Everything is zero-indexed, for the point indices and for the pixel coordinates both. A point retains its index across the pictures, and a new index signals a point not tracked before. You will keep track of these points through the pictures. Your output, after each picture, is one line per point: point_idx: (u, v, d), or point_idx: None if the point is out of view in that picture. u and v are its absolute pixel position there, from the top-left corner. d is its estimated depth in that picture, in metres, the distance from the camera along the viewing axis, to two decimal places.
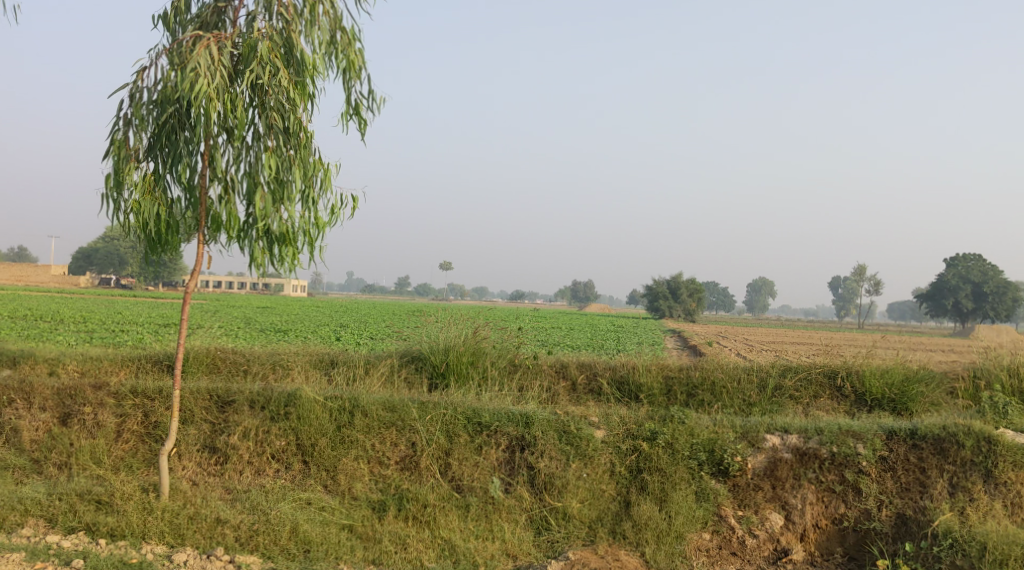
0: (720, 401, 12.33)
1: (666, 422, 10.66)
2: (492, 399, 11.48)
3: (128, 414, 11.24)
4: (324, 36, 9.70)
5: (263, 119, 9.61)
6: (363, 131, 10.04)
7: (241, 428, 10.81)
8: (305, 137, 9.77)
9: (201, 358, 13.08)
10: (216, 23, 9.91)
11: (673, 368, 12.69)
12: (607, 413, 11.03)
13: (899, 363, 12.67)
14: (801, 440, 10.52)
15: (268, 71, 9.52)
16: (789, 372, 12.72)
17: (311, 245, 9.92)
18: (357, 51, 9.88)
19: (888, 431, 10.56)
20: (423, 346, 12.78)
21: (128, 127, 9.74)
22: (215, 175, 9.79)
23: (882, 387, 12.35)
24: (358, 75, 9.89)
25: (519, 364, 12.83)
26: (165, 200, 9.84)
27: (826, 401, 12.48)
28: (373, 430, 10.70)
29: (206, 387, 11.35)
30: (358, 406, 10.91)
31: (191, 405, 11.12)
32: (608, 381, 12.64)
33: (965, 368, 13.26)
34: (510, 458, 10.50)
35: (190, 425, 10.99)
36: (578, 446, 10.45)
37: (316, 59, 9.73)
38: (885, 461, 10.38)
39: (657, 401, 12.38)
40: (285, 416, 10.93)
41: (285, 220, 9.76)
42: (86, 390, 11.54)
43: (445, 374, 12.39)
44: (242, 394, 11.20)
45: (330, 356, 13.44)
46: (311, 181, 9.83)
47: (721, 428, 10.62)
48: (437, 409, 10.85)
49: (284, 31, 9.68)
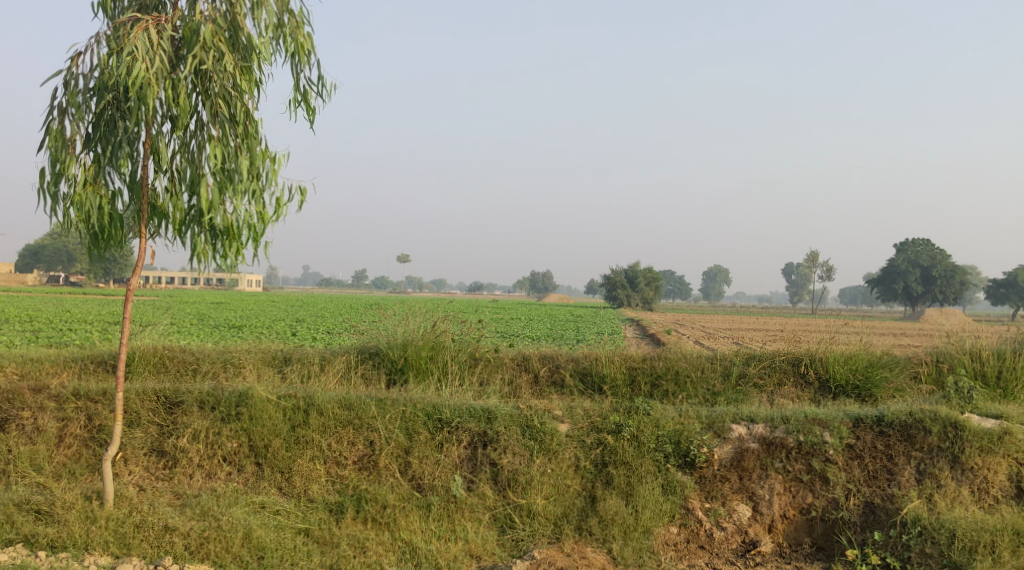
0: (684, 391, 12.08)
1: (631, 414, 10.41)
2: (452, 394, 11.15)
3: (70, 418, 10.76)
4: (270, 19, 9.25)
5: (208, 106, 9.15)
6: (312, 119, 9.63)
7: (191, 430, 10.38)
8: (251, 125, 9.33)
9: (149, 358, 12.55)
10: (157, 5, 9.42)
11: (637, 359, 12.43)
12: (570, 406, 10.75)
13: (863, 349, 12.56)
14: (768, 430, 10.33)
15: (212, 56, 9.06)
16: (753, 360, 12.56)
17: (259, 238, 9.51)
18: (306, 35, 9.46)
19: (855, 419, 10.42)
20: (380, 341, 12.40)
21: (64, 116, 9.24)
22: (157, 166, 9.33)
23: (846, 374, 12.21)
24: (307, 60, 9.48)
25: (480, 357, 12.45)
26: (104, 193, 9.34)
27: (790, 389, 12.33)
28: (329, 430, 10.31)
29: (153, 388, 10.88)
30: (314, 405, 10.51)
31: (137, 407, 10.65)
32: (571, 373, 12.35)
33: (927, 352, 13.21)
34: (472, 454, 10.18)
35: (137, 428, 10.53)
36: (542, 440, 10.15)
37: (263, 44, 9.29)
38: (852, 449, 10.23)
39: (621, 392, 12.07)
40: (236, 416, 10.51)
41: (231, 213, 9.34)
42: (25, 394, 11.01)
43: (403, 370, 12.02)
44: (191, 395, 10.76)
45: (284, 353, 13.00)
46: (258, 172, 9.40)
47: (687, 419, 10.39)
48: (396, 406, 10.50)
49: (229, 13, 9.21)
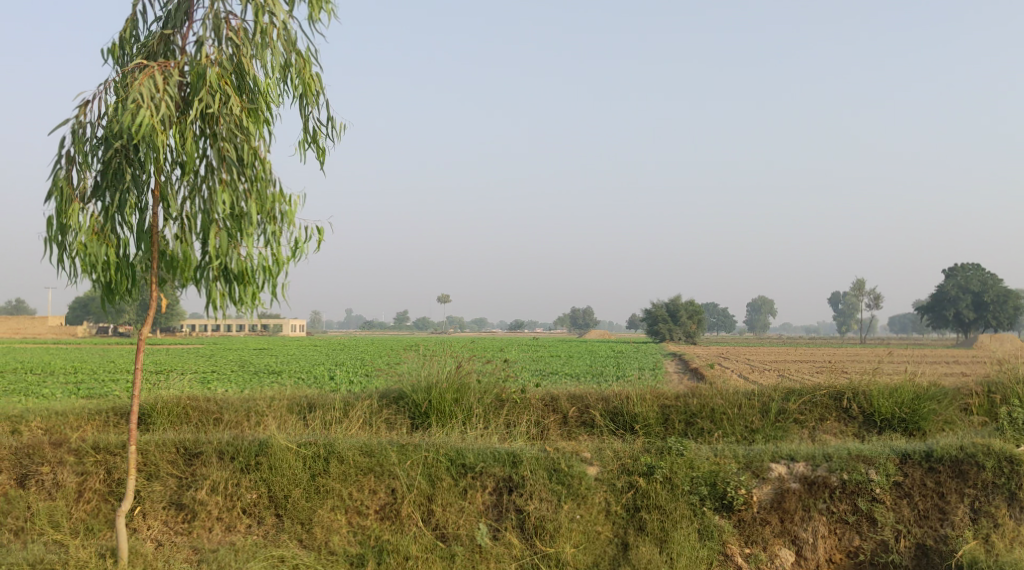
0: (721, 429, 11.55)
1: (663, 454, 9.94)
2: (477, 438, 10.76)
3: (89, 471, 10.53)
4: (277, 59, 9.07)
5: (215, 149, 8.96)
6: (323, 159, 9.40)
7: (209, 482, 10.08)
8: (260, 167, 9.10)
9: (171, 408, 12.32)
10: (165, 51, 9.28)
11: (670, 397, 11.94)
12: (599, 447, 10.31)
13: (908, 380, 11.98)
14: (809, 468, 9.78)
15: (218, 99, 8.89)
16: (793, 395, 12.04)
17: (273, 282, 9.22)
18: (314, 75, 9.26)
19: (902, 454, 9.84)
20: (404, 384, 12.07)
21: (71, 165, 9.11)
22: (167, 212, 9.11)
23: (892, 407, 11.63)
24: (315, 100, 9.27)
25: (506, 399, 12.06)
26: (113, 242, 9.15)
27: (833, 423, 11.75)
28: (350, 478, 9.98)
29: (173, 439, 10.63)
30: (334, 452, 10.17)
31: (156, 459, 10.39)
32: (601, 412, 11.90)
33: (977, 381, 12.59)
34: (498, 501, 9.79)
35: (156, 481, 10.23)
36: (570, 485, 9.72)
37: (270, 85, 9.11)
38: (901, 488, 9.67)
39: (653, 432, 11.61)
40: (256, 466, 10.21)
41: (244, 257, 9.06)
42: (44, 448, 10.81)
43: (427, 414, 11.68)
44: (210, 445, 10.48)
45: (307, 398, 12.69)
46: (270, 214, 9.14)
47: (723, 458, 9.88)
48: (418, 451, 10.14)
49: (235, 56, 9.05)
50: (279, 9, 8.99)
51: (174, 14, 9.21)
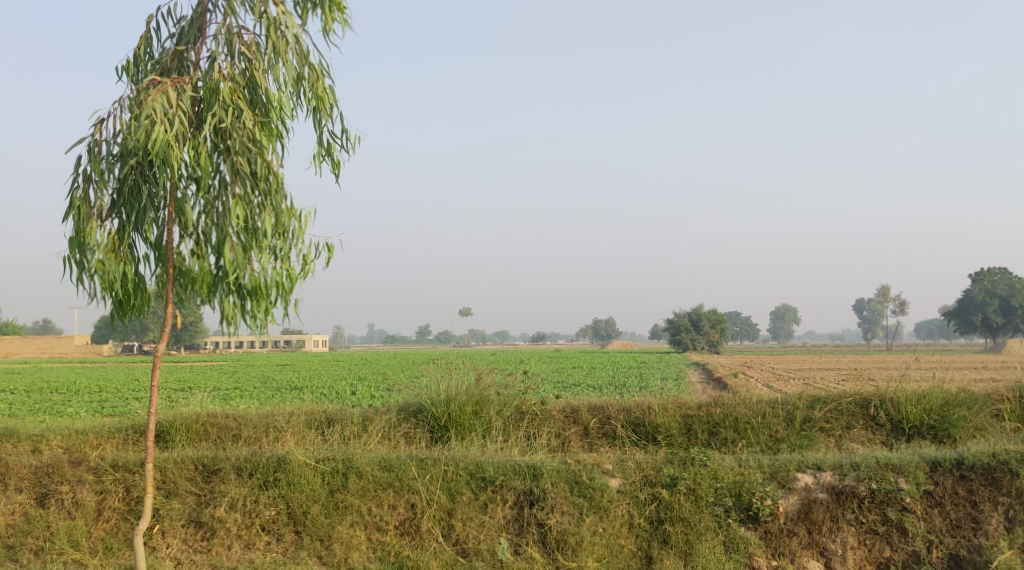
0: (745, 439, 11.34)
1: (687, 465, 9.77)
2: (497, 451, 10.63)
3: (109, 490, 10.47)
4: (290, 73, 8.99)
5: (228, 164, 8.89)
6: (338, 171, 9.33)
7: (228, 499, 9.98)
8: (273, 181, 9.02)
9: (190, 425, 12.25)
10: (179, 67, 9.15)
11: (693, 406, 11.74)
12: (621, 459, 10.15)
13: (937, 387, 11.73)
14: (837, 478, 9.58)
15: (231, 113, 8.83)
16: (818, 403, 11.81)
17: (287, 297, 9.14)
18: (326, 88, 9.19)
19: (932, 463, 9.62)
20: (423, 397, 11.95)
21: (89, 184, 9.09)
22: (182, 229, 9.04)
23: (920, 414, 11.40)
24: (329, 113, 9.19)
25: (526, 412, 11.90)
26: (130, 259, 9.09)
27: (860, 432, 11.52)
28: (369, 493, 9.86)
29: (191, 456, 10.56)
30: (353, 468, 10.09)
31: (175, 476, 10.30)
32: (623, 423, 11.72)
33: (1007, 387, 12.33)
34: (519, 515, 9.63)
35: (174, 499, 10.13)
36: (592, 498, 9.56)
37: (283, 98, 9.04)
38: (931, 497, 9.46)
39: (676, 443, 11.42)
40: (274, 482, 10.12)
41: (258, 272, 8.98)
42: (64, 468, 10.76)
43: (446, 427, 11.57)
44: (228, 462, 10.39)
45: (325, 413, 12.58)
46: (284, 229, 9.07)
47: (748, 468, 9.69)
48: (437, 465, 10.02)
49: (247, 71, 9.00)
50: (291, 22, 8.93)
51: (188, 30, 9.12)
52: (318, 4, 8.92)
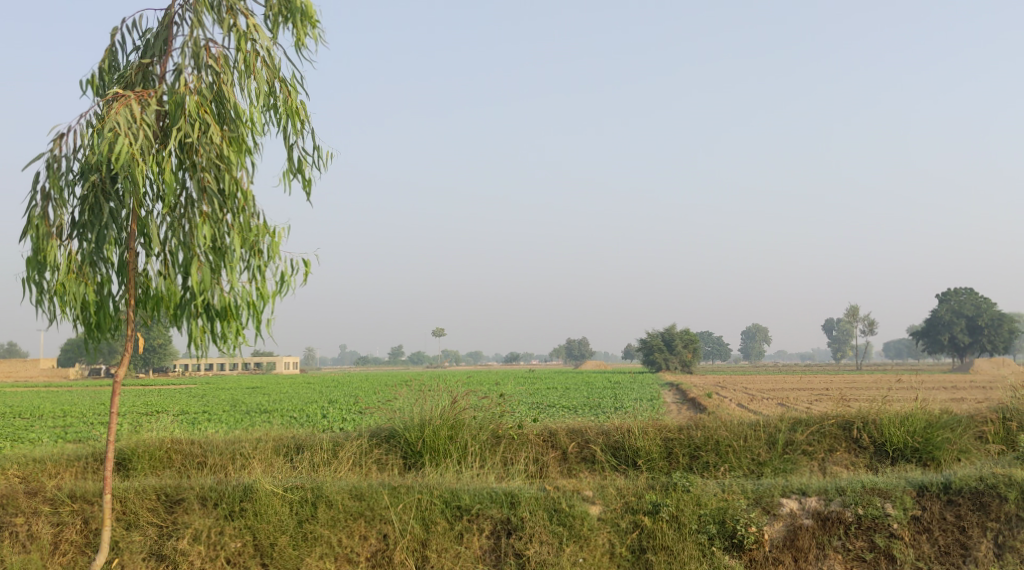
0: (727, 463, 11.05)
1: (669, 491, 9.50)
2: (473, 478, 10.27)
3: (66, 522, 10.01)
4: (261, 88, 8.54)
5: (194, 181, 8.40)
6: (310, 189, 9.00)
7: (191, 530, 9.53)
8: (243, 199, 8.53)
9: (153, 452, 11.80)
10: (144, 81, 8.66)
11: (673, 429, 11.42)
12: (601, 485, 9.84)
13: (920, 408, 11.53)
14: (822, 503, 9.34)
15: (198, 128, 8.32)
16: (800, 426, 11.57)
17: (259, 317, 8.72)
18: (299, 103, 8.81)
19: (918, 487, 9.40)
20: (396, 422, 11.58)
21: (47, 202, 8.70)
22: (147, 248, 8.58)
23: (904, 436, 11.18)
24: (300, 130, 8.83)
25: (503, 436, 11.56)
26: (92, 280, 8.56)
27: (843, 455, 11.29)
28: (339, 524, 9.46)
29: (153, 485, 10.11)
30: (322, 497, 9.69)
31: (136, 507, 9.85)
32: (602, 447, 11.41)
33: (991, 408, 12.16)
34: (496, 545, 9.29)
35: (135, 530, 9.68)
36: (572, 526, 9.23)
37: (253, 113, 8.56)
38: (919, 522, 9.22)
39: (657, 467, 11.11)
40: (241, 513, 9.70)
41: (228, 292, 8.53)
42: (18, 498, 10.27)
43: (420, 453, 11.20)
44: (192, 491, 9.96)
45: (294, 439, 12.16)
46: (255, 247, 8.60)
47: (731, 494, 9.40)
48: (411, 494, 9.65)
49: (215, 84, 8.48)
50: (262, 36, 8.51)
51: (154, 43, 8.62)
52: (290, 17, 8.58)
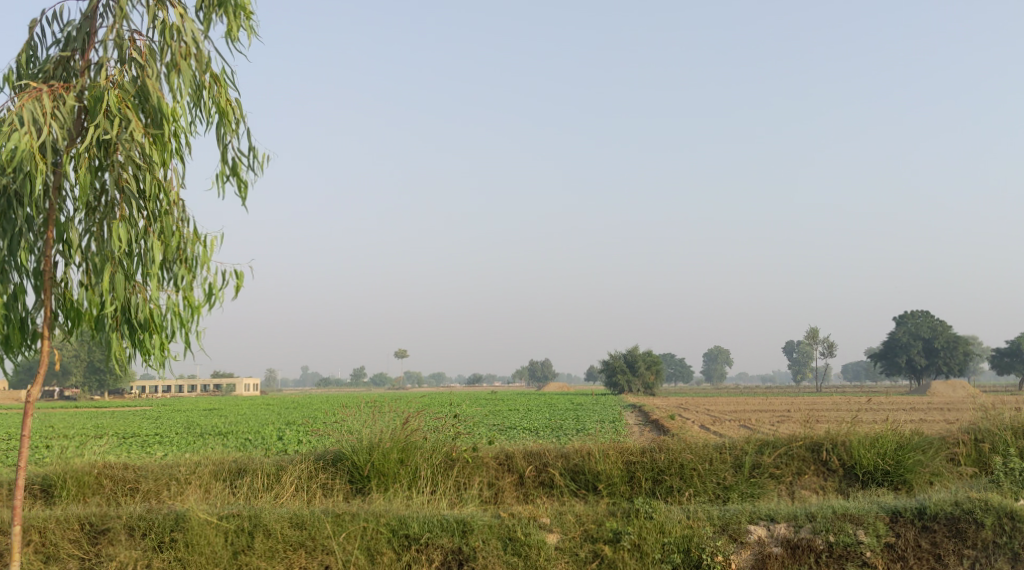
0: (691, 487, 10.50)
1: (631, 518, 8.98)
2: (423, 504, 9.65)
3: None
4: (189, 83, 7.92)
5: (115, 182, 7.74)
6: (245, 193, 8.38)
7: (116, 563, 8.80)
8: (166, 202, 7.89)
9: (81, 477, 11.02)
10: (65, 76, 8.02)
11: (635, 452, 10.88)
12: (559, 512, 9.28)
13: (890, 430, 11.08)
14: (791, 530, 8.83)
15: (117, 125, 7.65)
16: (767, 447, 11.09)
17: (186, 330, 8.07)
18: (231, 100, 8.21)
19: (892, 513, 8.93)
20: (343, 444, 10.93)
21: None
22: (66, 256, 7.90)
23: (874, 458, 10.71)
24: (233, 128, 8.22)
25: (456, 459, 10.94)
26: (4, 290, 7.80)
27: (812, 479, 10.84)
28: (277, 555, 8.77)
29: (79, 514, 9.39)
30: (260, 526, 9.02)
31: (58, 538, 9.11)
32: (561, 471, 10.84)
33: (962, 429, 11.77)
34: None
35: (56, 564, 8.93)
36: (528, 556, 8.65)
37: (180, 110, 7.91)
38: (893, 550, 8.73)
39: (618, 492, 10.54)
40: (171, 544, 9.00)
41: (151, 303, 7.86)
42: None
43: (368, 477, 10.56)
44: (119, 520, 9.24)
45: (236, 463, 11.44)
46: (180, 254, 7.95)
47: (696, 521, 8.88)
48: (356, 522, 9.02)
49: (139, 78, 7.85)
50: (191, 27, 7.91)
51: (74, 35, 7.98)
52: (223, 7, 8.00)
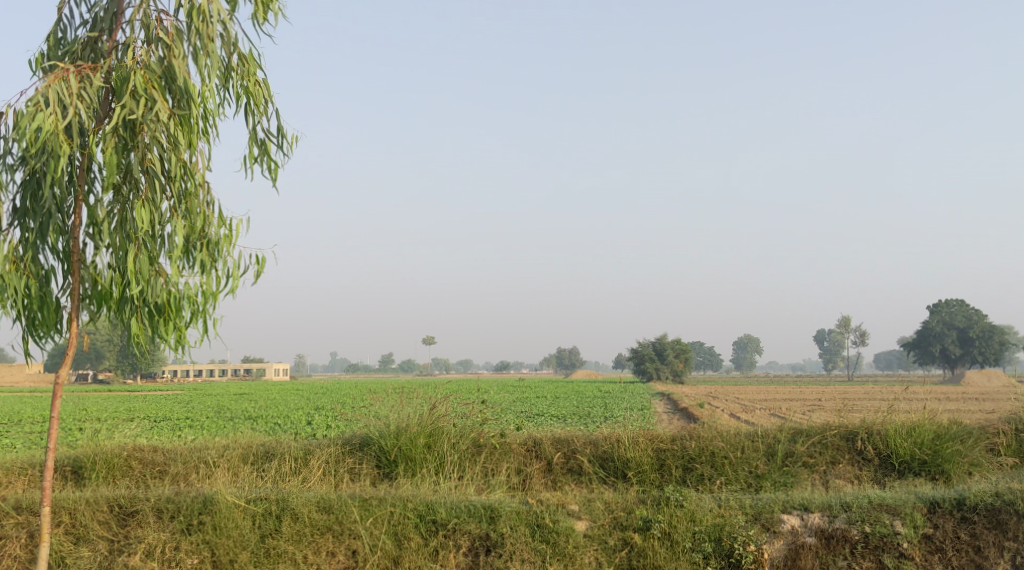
0: (723, 476, 10.35)
1: (661, 506, 8.84)
2: (451, 490, 9.58)
3: (8, 536, 9.23)
4: (216, 64, 7.85)
5: (140, 163, 7.67)
6: (274, 175, 8.30)
7: (144, 545, 8.79)
8: (190, 184, 7.82)
9: (111, 460, 11.05)
10: (93, 57, 7.96)
11: (665, 440, 10.74)
12: (588, 499, 9.16)
13: (927, 419, 10.86)
14: (826, 520, 8.66)
15: (143, 105, 7.58)
16: (801, 436, 10.90)
17: (206, 315, 8.02)
18: (260, 81, 8.12)
19: (930, 504, 8.73)
20: (370, 429, 10.88)
21: None
22: (93, 238, 7.85)
23: (911, 448, 10.50)
24: (262, 110, 8.15)
25: (484, 445, 10.86)
26: (32, 272, 7.75)
27: (846, 468, 10.63)
28: (305, 539, 8.73)
29: (108, 496, 9.39)
30: (287, 510, 8.97)
31: (87, 520, 9.12)
32: (589, 458, 10.72)
33: (1002, 419, 11.52)
34: (473, 563, 8.58)
35: (84, 545, 8.94)
36: (556, 543, 8.55)
37: (207, 91, 7.83)
38: (931, 541, 8.54)
39: (648, 480, 10.41)
40: (199, 527, 8.98)
41: (173, 287, 7.81)
42: None
43: (395, 462, 10.50)
44: (148, 502, 9.23)
45: (264, 447, 11.43)
46: (208, 238, 7.92)
47: (728, 510, 8.73)
48: (383, 506, 8.96)
49: (166, 58, 7.78)
50: (219, 7, 7.83)
51: (102, 16, 7.92)
52: None
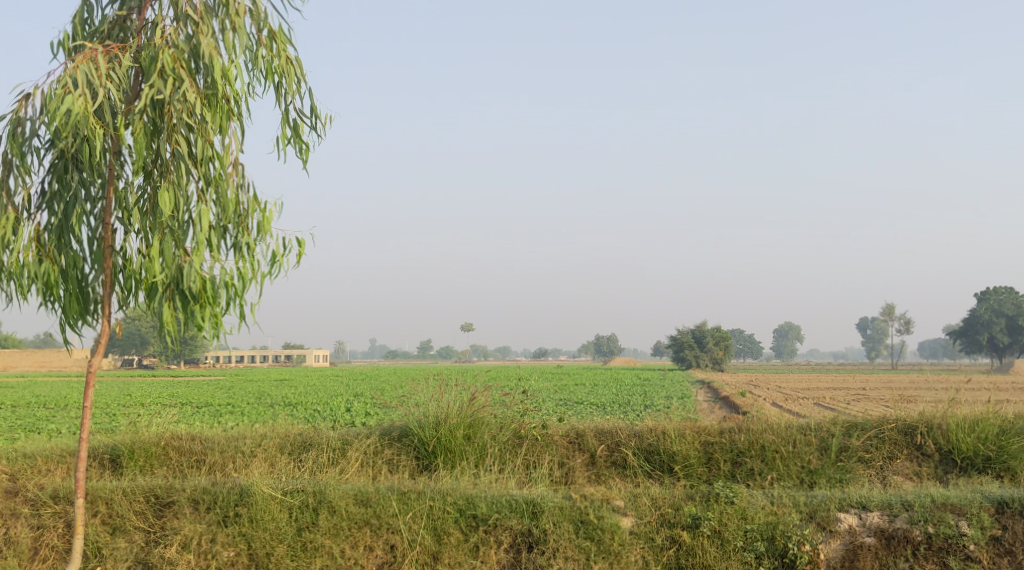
0: (775, 471, 9.95)
1: (710, 503, 8.48)
2: (492, 483, 9.30)
3: (46, 525, 9.11)
4: (245, 42, 7.58)
5: (169, 145, 7.44)
6: (307, 157, 8.03)
7: (180, 537, 8.61)
8: (220, 166, 7.57)
9: (149, 449, 10.90)
10: (121, 36, 7.73)
11: (713, 432, 10.35)
12: (634, 494, 8.82)
13: (991, 413, 10.36)
14: (885, 520, 8.26)
15: (171, 85, 7.34)
16: (855, 430, 10.46)
17: (241, 301, 7.79)
18: (291, 59, 7.85)
19: (997, 503, 8.28)
20: (409, 420, 10.61)
21: (10, 171, 7.58)
22: (124, 223, 7.64)
23: (974, 443, 10.02)
24: (293, 90, 7.87)
25: (525, 437, 10.55)
26: (62, 258, 7.55)
27: (904, 463, 10.19)
28: (342, 533, 8.49)
29: (145, 486, 9.22)
30: (324, 502, 8.74)
31: (124, 510, 8.94)
32: (634, 451, 10.37)
33: None
34: (515, 560, 8.29)
35: (121, 535, 8.78)
36: (601, 541, 8.24)
37: (236, 70, 7.58)
38: (999, 543, 8.10)
39: (695, 474, 10.04)
40: (235, 519, 8.78)
41: (206, 272, 7.59)
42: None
43: (435, 454, 10.24)
44: (183, 493, 9.04)
45: (301, 436, 11.21)
46: (244, 222, 7.69)
47: (781, 507, 8.36)
48: (422, 500, 8.68)
49: (194, 37, 7.52)
50: None
51: None
52: None
